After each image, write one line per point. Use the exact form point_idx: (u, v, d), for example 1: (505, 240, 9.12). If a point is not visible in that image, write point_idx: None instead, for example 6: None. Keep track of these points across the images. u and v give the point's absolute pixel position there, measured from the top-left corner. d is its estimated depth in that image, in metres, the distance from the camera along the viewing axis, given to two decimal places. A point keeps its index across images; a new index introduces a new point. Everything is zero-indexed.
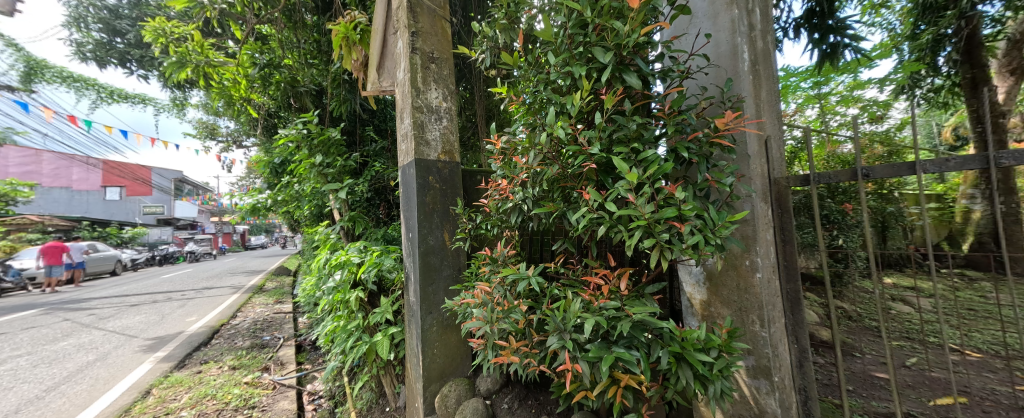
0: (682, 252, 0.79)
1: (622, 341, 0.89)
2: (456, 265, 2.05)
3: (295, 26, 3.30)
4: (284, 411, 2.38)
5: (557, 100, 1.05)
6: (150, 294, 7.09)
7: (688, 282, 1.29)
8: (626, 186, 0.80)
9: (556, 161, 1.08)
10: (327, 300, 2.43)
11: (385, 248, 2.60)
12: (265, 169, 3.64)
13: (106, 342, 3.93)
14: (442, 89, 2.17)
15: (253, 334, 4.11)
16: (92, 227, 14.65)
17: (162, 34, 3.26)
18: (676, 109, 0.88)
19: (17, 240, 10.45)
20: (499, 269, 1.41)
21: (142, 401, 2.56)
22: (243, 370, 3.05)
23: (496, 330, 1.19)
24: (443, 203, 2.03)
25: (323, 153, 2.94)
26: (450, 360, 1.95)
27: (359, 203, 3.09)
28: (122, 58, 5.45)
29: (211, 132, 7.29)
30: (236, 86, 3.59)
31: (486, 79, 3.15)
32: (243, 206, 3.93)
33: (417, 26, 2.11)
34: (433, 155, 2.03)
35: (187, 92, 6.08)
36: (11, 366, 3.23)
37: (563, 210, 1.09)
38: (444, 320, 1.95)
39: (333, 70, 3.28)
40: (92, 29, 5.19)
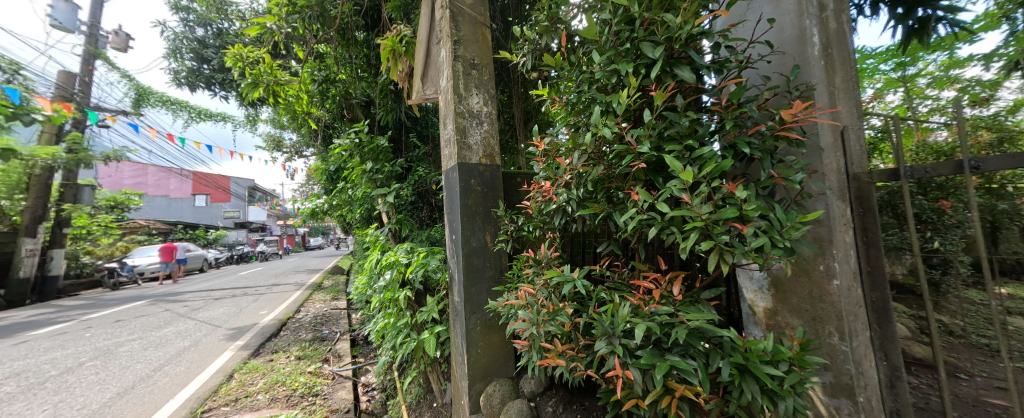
0: (745, 256, 0.73)
1: (677, 348, 0.85)
2: (498, 266, 2.07)
3: (347, 43, 3.56)
4: (342, 400, 2.58)
5: (602, 98, 1.03)
6: (231, 289, 8.03)
7: (749, 288, 1.21)
8: (679, 187, 0.77)
9: (602, 162, 1.06)
10: (378, 298, 2.59)
11: (429, 249, 2.70)
12: (322, 176, 3.98)
13: (198, 330, 4.52)
14: (482, 94, 2.21)
15: (314, 328, 4.49)
16: (186, 230, 16.99)
17: (240, 59, 3.71)
18: (736, 102, 0.82)
19: (131, 241, 12.42)
20: (543, 271, 1.40)
21: (226, 383, 2.90)
22: (307, 361, 3.34)
23: (542, 332, 1.18)
24: (485, 206, 2.07)
25: (373, 160, 3.16)
26: (494, 360, 1.98)
27: (404, 207, 3.25)
28: (208, 82, 6.28)
29: (277, 144, 8.11)
30: (299, 102, 3.98)
31: (524, 82, 3.16)
32: (305, 210, 4.33)
33: (459, 35, 2.18)
34: (475, 159, 2.09)
35: (258, 109, 6.82)
36: (128, 348, 3.83)
37: (609, 211, 1.07)
38: (487, 320, 1.98)
39: (381, 82, 3.49)
40: (185, 58, 6.04)
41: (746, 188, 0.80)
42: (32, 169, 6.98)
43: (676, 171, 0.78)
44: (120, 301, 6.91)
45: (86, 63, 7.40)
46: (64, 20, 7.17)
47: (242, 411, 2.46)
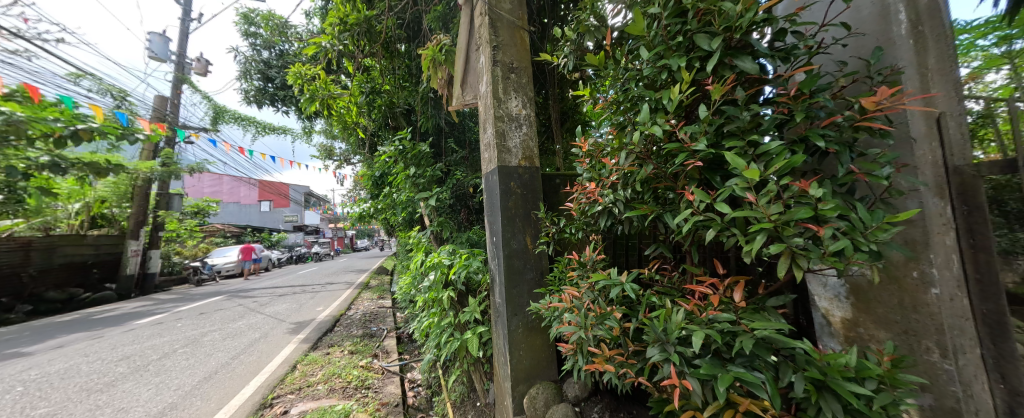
0: (823, 261, 0.66)
1: (741, 359, 0.79)
2: (539, 268, 2.07)
3: (391, 55, 3.76)
4: (392, 395, 2.71)
5: (650, 95, 0.99)
6: (291, 287, 8.77)
7: (823, 296, 1.11)
8: (741, 187, 0.72)
9: (652, 161, 1.02)
10: (423, 297, 2.69)
11: (470, 250, 2.75)
12: (368, 182, 4.23)
13: (266, 324, 5.00)
14: (521, 97, 2.23)
15: (364, 325, 4.77)
16: (254, 233, 18.89)
17: (299, 76, 4.08)
18: (807, 92, 0.75)
19: (210, 243, 14.05)
20: (589, 274, 1.38)
21: (292, 373, 3.18)
22: (359, 355, 3.56)
23: (590, 336, 1.15)
24: (525, 208, 2.08)
25: (415, 165, 3.31)
26: (537, 362, 1.97)
27: (444, 210, 3.36)
28: (272, 99, 6.95)
29: (329, 153, 8.75)
30: (349, 113, 4.28)
31: (561, 82, 3.13)
32: (354, 214, 4.62)
33: (498, 40, 2.22)
34: (514, 162, 2.10)
35: (313, 121, 7.42)
36: (211, 338, 4.34)
37: (659, 212, 1.03)
38: (529, 322, 1.98)
39: (422, 90, 3.63)
40: (254, 79, 6.74)
41: (821, 185, 0.72)
42: (136, 181, 8.16)
43: (737, 171, 0.74)
44: (203, 296, 7.84)
45: (176, 87, 8.53)
46: (160, 52, 8.34)
47: (305, 399, 2.68)
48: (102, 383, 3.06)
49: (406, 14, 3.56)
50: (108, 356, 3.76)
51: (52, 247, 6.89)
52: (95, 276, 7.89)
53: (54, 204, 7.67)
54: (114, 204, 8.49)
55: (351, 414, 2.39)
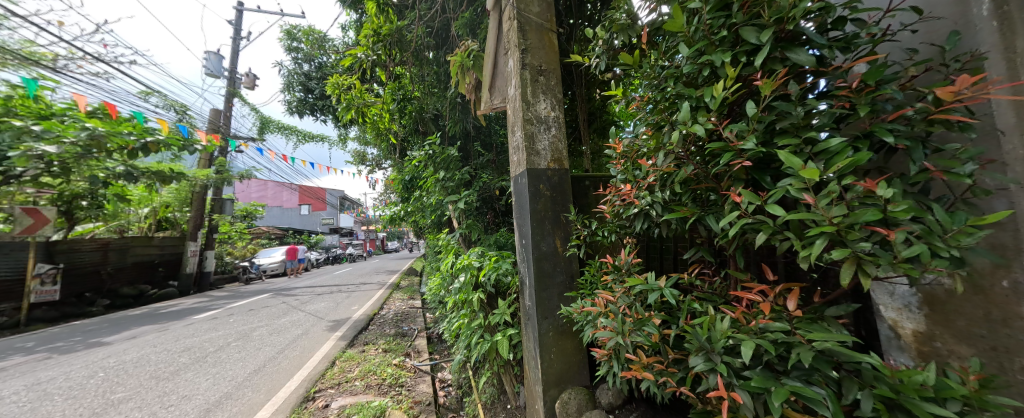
0: (894, 268, 0.61)
1: (797, 372, 0.74)
2: (569, 271, 2.04)
3: (420, 62, 3.88)
4: (424, 393, 2.78)
5: (689, 93, 0.96)
6: (329, 286, 9.24)
7: (891, 306, 1.01)
8: (797, 188, 0.68)
9: (693, 162, 0.98)
10: (453, 298, 2.73)
11: (499, 252, 2.76)
12: (399, 186, 4.38)
13: (307, 321, 5.29)
14: (550, 99, 2.22)
15: (396, 324, 4.93)
16: (295, 235, 20.09)
17: (336, 87, 4.32)
18: (872, 84, 0.69)
19: (257, 244, 15.11)
20: (624, 278, 1.34)
21: (331, 368, 3.34)
22: (392, 354, 3.67)
23: (628, 342, 1.12)
24: (555, 210, 2.06)
25: (444, 168, 3.39)
26: (569, 367, 1.94)
27: (472, 212, 3.41)
28: (312, 108, 7.38)
29: (363, 158, 9.14)
30: (381, 120, 4.46)
31: (589, 82, 3.08)
32: (386, 217, 4.79)
33: (526, 44, 2.23)
34: (543, 164, 2.09)
35: (348, 129, 7.80)
36: (259, 333, 4.65)
37: (701, 214, 0.98)
38: (560, 326, 1.96)
39: (449, 96, 3.71)
40: (296, 91, 7.19)
41: (891, 185, 0.66)
42: (195, 187, 8.93)
43: (791, 171, 0.69)
44: (251, 294, 8.42)
45: (228, 101, 9.27)
46: (214, 69, 9.11)
47: (344, 394, 2.80)
48: (168, 371, 3.36)
49: (435, 22, 3.66)
50: (172, 347, 4.14)
51: (126, 247, 7.67)
52: (160, 274, 8.70)
53: (128, 209, 8.56)
54: (176, 208, 9.34)
55: (386, 410, 2.46)
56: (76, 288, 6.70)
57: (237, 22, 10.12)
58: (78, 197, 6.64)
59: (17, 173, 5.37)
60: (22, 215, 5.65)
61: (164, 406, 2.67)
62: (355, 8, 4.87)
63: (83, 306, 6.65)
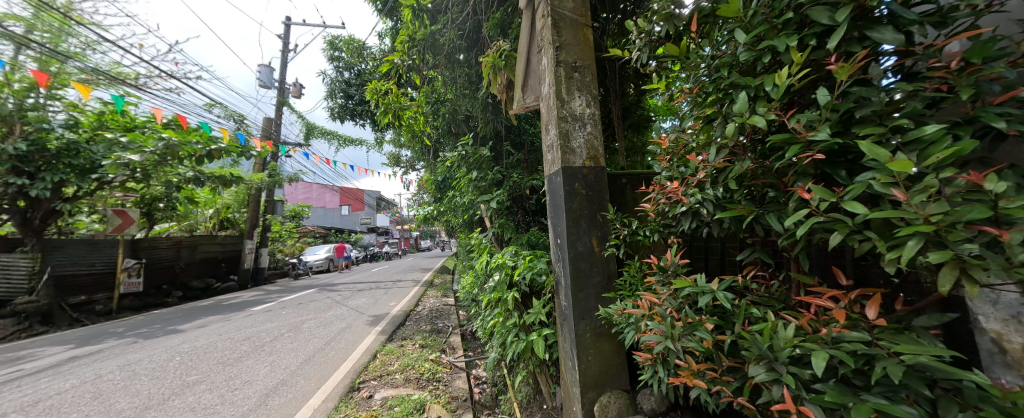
0: (1007, 274, 0.53)
1: (879, 389, 0.67)
2: (607, 271, 1.98)
3: (453, 65, 3.95)
4: (460, 389, 2.84)
5: (746, 83, 0.90)
6: (368, 283, 9.69)
7: (992, 316, 0.83)
8: (882, 183, 0.61)
9: (750, 157, 0.93)
10: (488, 297, 2.75)
11: (533, 252, 2.75)
12: (433, 186, 4.50)
13: (350, 315, 5.59)
14: (585, 96, 2.17)
15: (431, 320, 5.07)
16: (337, 234, 21.32)
17: (375, 92, 4.54)
18: (979, 62, 0.61)
19: (304, 243, 16.20)
20: (670, 280, 1.27)
21: (373, 361, 3.50)
22: (429, 349, 3.78)
23: (678, 348, 1.06)
24: (591, 209, 2.01)
25: (477, 169, 3.43)
26: (607, 370, 1.89)
27: (504, 211, 3.42)
28: (352, 113, 7.79)
29: (398, 160, 9.48)
30: (416, 123, 4.61)
31: (623, 77, 2.99)
32: (420, 216, 4.94)
33: (560, 40, 2.20)
34: (579, 162, 2.05)
35: (385, 132, 8.14)
36: (308, 326, 4.99)
37: (760, 212, 0.91)
38: (598, 327, 1.91)
39: (481, 96, 3.74)
40: (337, 98, 7.62)
41: (1001, 178, 0.58)
42: (251, 190, 9.74)
43: (872, 165, 0.63)
44: (299, 289, 9.03)
45: (278, 110, 10.02)
46: (267, 80, 9.87)
47: (386, 386, 2.93)
48: (232, 358, 3.69)
49: (467, 25, 3.70)
50: (235, 336, 4.54)
51: (195, 245, 8.53)
52: (223, 269, 9.57)
53: (196, 210, 9.51)
54: (235, 210, 10.24)
55: (425, 404, 2.54)
56: (156, 280, 7.56)
57: (285, 36, 10.90)
58: (156, 200, 7.47)
59: (108, 180, 6.13)
60: (114, 216, 6.46)
61: (231, 389, 2.93)
62: (390, 15, 5.07)
63: (161, 297, 7.47)
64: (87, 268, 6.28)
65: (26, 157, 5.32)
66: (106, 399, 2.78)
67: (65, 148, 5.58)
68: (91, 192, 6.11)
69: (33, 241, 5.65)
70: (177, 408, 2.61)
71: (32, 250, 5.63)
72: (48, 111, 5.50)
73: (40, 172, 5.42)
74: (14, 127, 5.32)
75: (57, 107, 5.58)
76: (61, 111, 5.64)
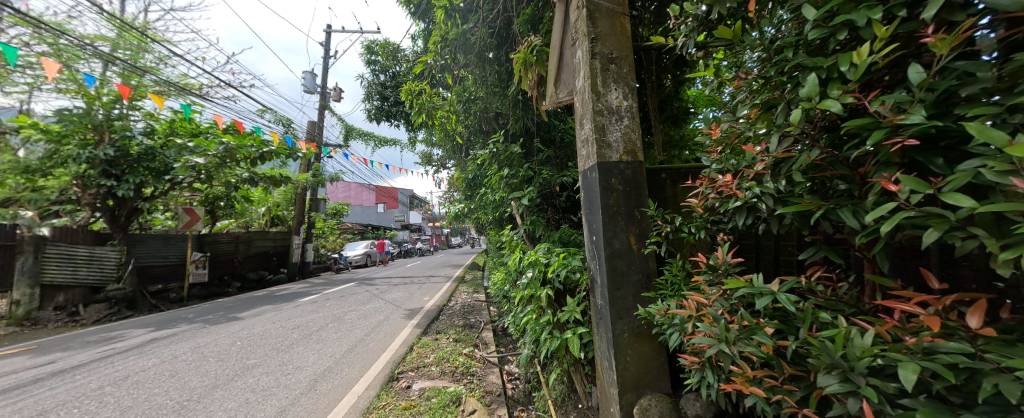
0: None
1: (986, 409, 0.58)
2: (645, 270, 1.90)
3: (483, 63, 3.97)
4: (494, 385, 2.87)
5: (816, 63, 0.82)
6: (402, 278, 10.08)
7: None
8: (995, 171, 0.53)
9: (818, 145, 0.85)
10: (521, 294, 2.74)
11: (567, 249, 2.70)
12: (464, 184, 4.58)
13: (387, 308, 5.84)
14: (622, 88, 2.09)
15: (463, 315, 5.17)
16: (373, 231, 22.36)
17: (411, 93, 4.73)
18: None
19: (345, 239, 17.15)
20: (721, 279, 1.20)
21: (410, 353, 3.62)
22: (462, 344, 3.86)
23: (732, 352, 0.98)
24: (628, 205, 1.94)
25: (508, 165, 3.43)
26: (647, 372, 1.82)
27: (535, 208, 3.39)
28: (388, 115, 8.10)
29: (430, 159, 9.73)
30: (450, 122, 4.73)
31: (659, 68, 2.85)
32: (452, 213, 5.05)
33: (596, 32, 2.13)
34: (615, 157, 1.98)
35: (417, 132, 8.38)
36: (350, 317, 5.28)
37: (831, 207, 0.83)
38: (637, 327, 1.84)
39: (511, 94, 3.71)
40: (374, 100, 7.95)
41: None
42: (298, 189, 10.44)
43: (980, 150, 0.55)
44: (340, 282, 9.55)
45: (321, 113, 10.62)
46: (310, 86, 10.49)
47: (423, 377, 3.03)
48: (284, 345, 3.98)
49: (497, 22, 3.69)
50: (286, 325, 4.89)
51: (250, 240, 9.30)
52: (274, 263, 10.35)
53: (250, 208, 10.33)
54: (284, 208, 11.03)
55: (462, 397, 2.59)
56: (218, 272, 8.32)
57: (326, 43, 11.51)
58: (217, 199, 8.20)
59: (178, 181, 6.81)
60: (183, 214, 7.17)
61: (284, 373, 3.16)
62: (423, 17, 5.19)
63: (222, 287, 8.22)
64: (163, 259, 7.05)
65: (113, 161, 6.02)
66: (180, 377, 3.10)
67: (144, 153, 6.27)
68: (165, 192, 6.82)
69: (120, 235, 6.42)
70: (239, 389, 2.85)
71: (120, 243, 6.40)
72: (130, 120, 6.20)
73: (125, 175, 6.12)
74: (103, 136, 6.04)
75: (137, 117, 6.28)
76: (141, 120, 6.34)
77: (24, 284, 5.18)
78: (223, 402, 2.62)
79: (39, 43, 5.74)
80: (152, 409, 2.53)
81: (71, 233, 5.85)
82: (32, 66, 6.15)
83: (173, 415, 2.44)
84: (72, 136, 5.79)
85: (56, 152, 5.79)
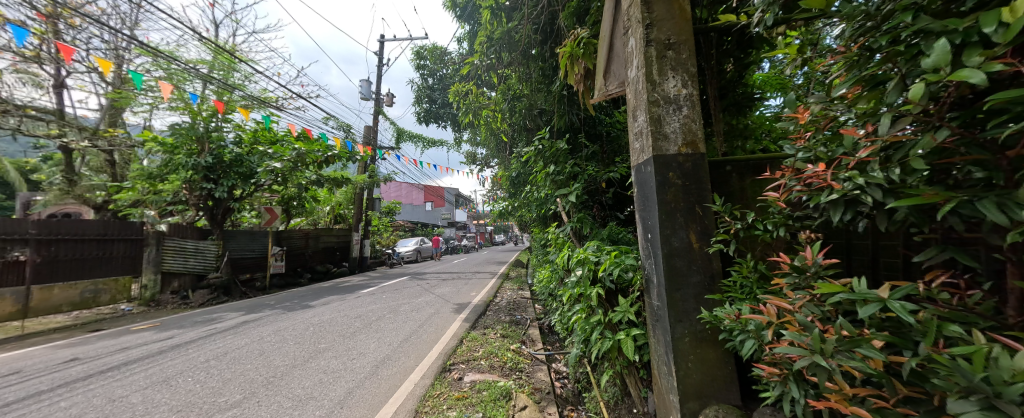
0: None
1: None
2: (709, 270, 1.76)
3: (527, 60, 3.96)
4: (543, 383, 2.86)
5: (946, 28, 0.69)
6: (450, 273, 10.48)
7: None
8: None
9: (945, 125, 0.71)
10: (570, 292, 2.67)
11: (618, 247, 2.59)
12: (508, 182, 4.63)
13: (437, 302, 6.09)
14: (681, 76, 1.93)
15: (509, 312, 5.23)
16: (422, 228, 23.53)
17: (458, 94, 4.89)
18: None
19: (397, 236, 18.29)
20: (809, 283, 1.06)
21: (460, 346, 3.74)
22: (510, 339, 3.90)
23: (830, 365, 0.86)
24: (688, 201, 1.80)
25: (554, 162, 3.35)
26: (713, 380, 1.67)
27: (581, 205, 3.30)
28: (436, 116, 8.47)
29: (474, 158, 9.97)
30: (495, 120, 4.80)
31: (721, 52, 2.62)
32: (497, 211, 5.12)
33: (651, 17, 2.00)
34: (673, 149, 1.85)
35: (463, 132, 8.63)
36: (404, 309, 5.59)
37: (965, 199, 0.69)
38: (699, 332, 1.71)
39: (555, 89, 3.62)
40: (423, 103, 8.35)
41: None
42: (357, 190, 11.31)
43: None
44: (394, 276, 10.18)
45: (375, 119, 11.38)
46: (366, 93, 11.27)
47: (473, 370, 3.11)
48: (349, 332, 4.33)
49: (541, 18, 3.63)
50: (349, 314, 5.32)
51: (318, 235, 10.31)
52: (338, 257, 11.32)
53: (316, 208, 11.39)
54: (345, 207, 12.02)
55: (511, 392, 2.62)
56: (293, 264, 9.30)
57: (379, 52, 12.27)
58: (291, 199, 9.17)
59: (260, 183, 7.69)
60: (265, 212, 8.12)
61: (350, 358, 3.45)
62: (469, 20, 5.32)
63: (296, 278, 9.18)
64: (249, 253, 8.04)
65: (211, 167, 6.97)
66: (266, 356, 3.51)
67: (234, 159, 7.18)
68: (250, 194, 7.77)
69: (217, 231, 7.43)
70: (314, 369, 3.16)
71: (217, 238, 7.42)
72: (224, 132, 7.14)
73: (220, 179, 7.01)
74: (203, 146, 7.02)
75: (229, 128, 7.22)
76: (232, 130, 7.27)
77: (149, 271, 6.24)
78: (301, 381, 2.91)
79: (157, 69, 6.86)
80: (246, 383, 2.89)
81: (182, 229, 6.91)
82: (152, 90, 7.34)
83: (262, 389, 2.77)
84: (182, 147, 6.83)
85: (171, 161, 6.87)
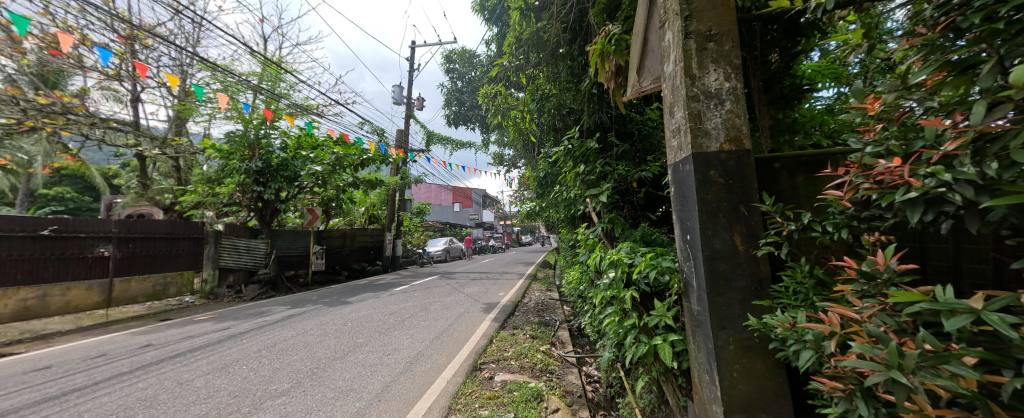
0: None
1: None
2: (756, 274, 1.64)
3: (556, 59, 3.92)
4: (574, 386, 2.82)
5: None
6: (479, 273, 10.61)
7: None
8: None
9: None
10: (602, 295, 2.61)
11: (653, 249, 2.49)
12: (537, 182, 4.60)
13: (467, 302, 6.18)
14: (723, 68, 1.82)
15: (538, 313, 5.21)
16: (451, 228, 24.01)
17: (487, 96, 4.93)
18: None
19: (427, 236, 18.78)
20: (881, 291, 0.95)
21: (490, 345, 3.77)
22: (539, 340, 3.88)
23: (910, 383, 0.77)
24: (732, 201, 1.70)
25: (584, 162, 3.28)
26: (761, 392, 1.56)
27: (612, 206, 3.22)
28: (465, 119, 8.61)
29: (502, 159, 10.03)
30: (523, 121, 4.79)
31: (765, 42, 2.45)
32: (525, 211, 5.10)
33: (690, 8, 1.91)
34: (714, 146, 1.76)
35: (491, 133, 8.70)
36: (435, 308, 5.72)
37: None
38: (746, 340, 1.60)
39: (585, 87, 3.54)
40: (453, 106, 8.52)
41: None
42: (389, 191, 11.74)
43: None
44: (425, 275, 10.45)
45: (406, 122, 11.75)
46: (398, 98, 11.66)
47: (503, 370, 3.12)
48: (384, 328, 4.51)
49: (571, 16, 3.58)
50: (384, 311, 5.53)
51: (354, 235, 10.80)
52: (372, 256, 11.80)
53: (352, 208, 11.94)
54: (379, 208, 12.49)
55: (543, 394, 2.60)
56: (331, 262, 9.80)
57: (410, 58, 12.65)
58: (330, 201, 9.68)
59: (303, 186, 8.18)
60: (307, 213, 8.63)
61: (385, 353, 3.58)
62: (497, 21, 5.35)
63: (334, 275, 9.67)
64: (293, 251, 8.57)
65: (261, 172, 7.51)
66: (309, 348, 3.72)
67: (280, 164, 7.70)
68: (294, 196, 8.29)
69: (265, 231, 7.99)
70: (353, 362, 3.31)
71: (265, 237, 7.98)
72: (271, 138, 7.67)
73: (268, 182, 7.54)
74: (253, 152, 7.57)
75: (276, 134, 7.73)
76: (278, 137, 7.79)
77: (208, 266, 6.88)
78: (342, 373, 3.06)
79: (215, 82, 7.49)
80: (293, 372, 3.07)
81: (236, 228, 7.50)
82: (210, 101, 8.03)
83: (307, 379, 2.93)
84: (236, 152, 7.42)
85: (226, 166, 7.47)
